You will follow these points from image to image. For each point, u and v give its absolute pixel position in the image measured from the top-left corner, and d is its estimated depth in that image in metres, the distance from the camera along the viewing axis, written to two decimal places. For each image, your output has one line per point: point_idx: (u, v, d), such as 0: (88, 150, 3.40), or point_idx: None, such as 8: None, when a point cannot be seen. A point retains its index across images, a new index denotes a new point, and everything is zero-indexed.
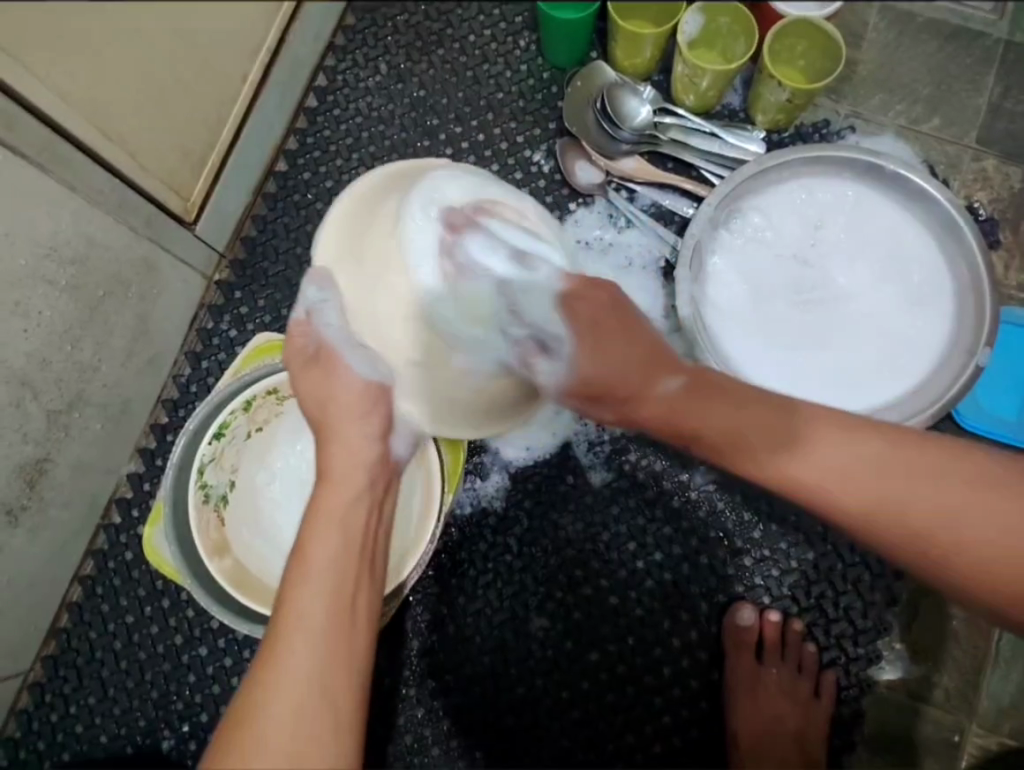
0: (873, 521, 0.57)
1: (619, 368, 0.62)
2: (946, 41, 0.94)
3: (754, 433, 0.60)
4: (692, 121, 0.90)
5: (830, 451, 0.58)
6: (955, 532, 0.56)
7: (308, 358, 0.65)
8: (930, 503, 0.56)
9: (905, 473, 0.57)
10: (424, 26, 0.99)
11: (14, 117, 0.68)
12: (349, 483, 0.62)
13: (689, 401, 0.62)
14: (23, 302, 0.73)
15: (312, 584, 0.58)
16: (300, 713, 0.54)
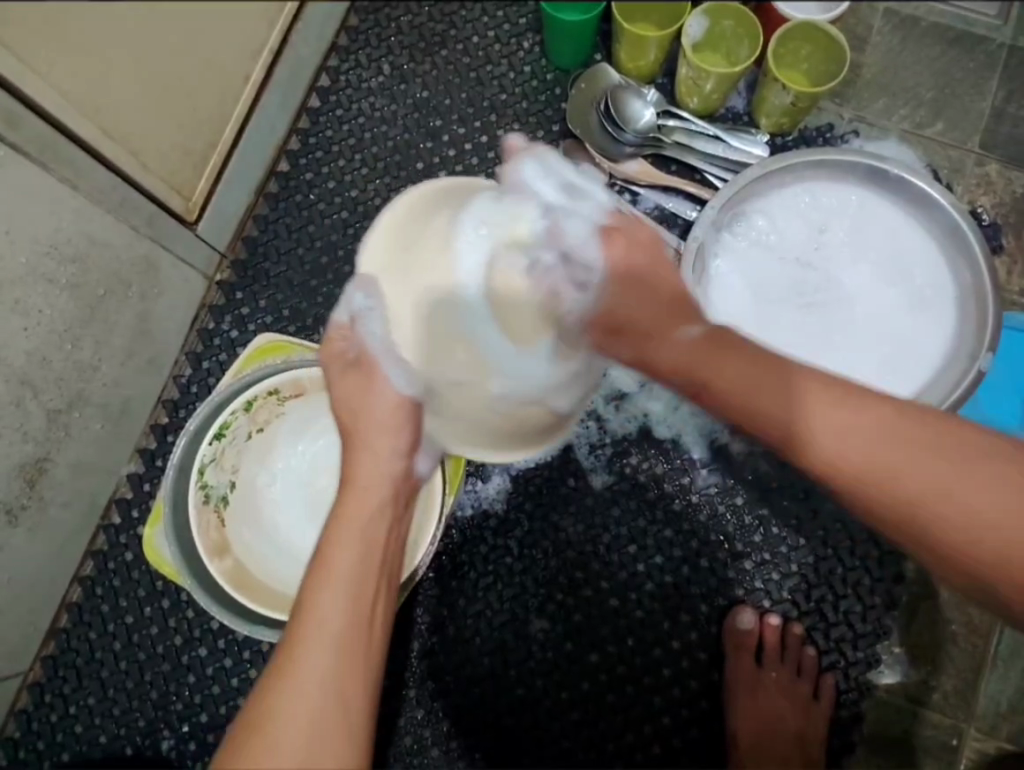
0: (870, 487, 0.54)
1: (638, 313, 0.62)
2: (950, 45, 0.94)
3: (761, 392, 0.58)
4: (695, 124, 0.90)
5: (833, 416, 0.55)
6: (954, 505, 0.52)
7: (347, 362, 0.66)
8: (932, 473, 0.53)
9: (909, 441, 0.54)
10: (427, 26, 0.98)
11: (14, 114, 0.68)
12: (373, 491, 0.63)
13: (707, 356, 0.60)
14: (24, 301, 0.73)
15: (334, 589, 0.58)
16: (315, 715, 0.54)
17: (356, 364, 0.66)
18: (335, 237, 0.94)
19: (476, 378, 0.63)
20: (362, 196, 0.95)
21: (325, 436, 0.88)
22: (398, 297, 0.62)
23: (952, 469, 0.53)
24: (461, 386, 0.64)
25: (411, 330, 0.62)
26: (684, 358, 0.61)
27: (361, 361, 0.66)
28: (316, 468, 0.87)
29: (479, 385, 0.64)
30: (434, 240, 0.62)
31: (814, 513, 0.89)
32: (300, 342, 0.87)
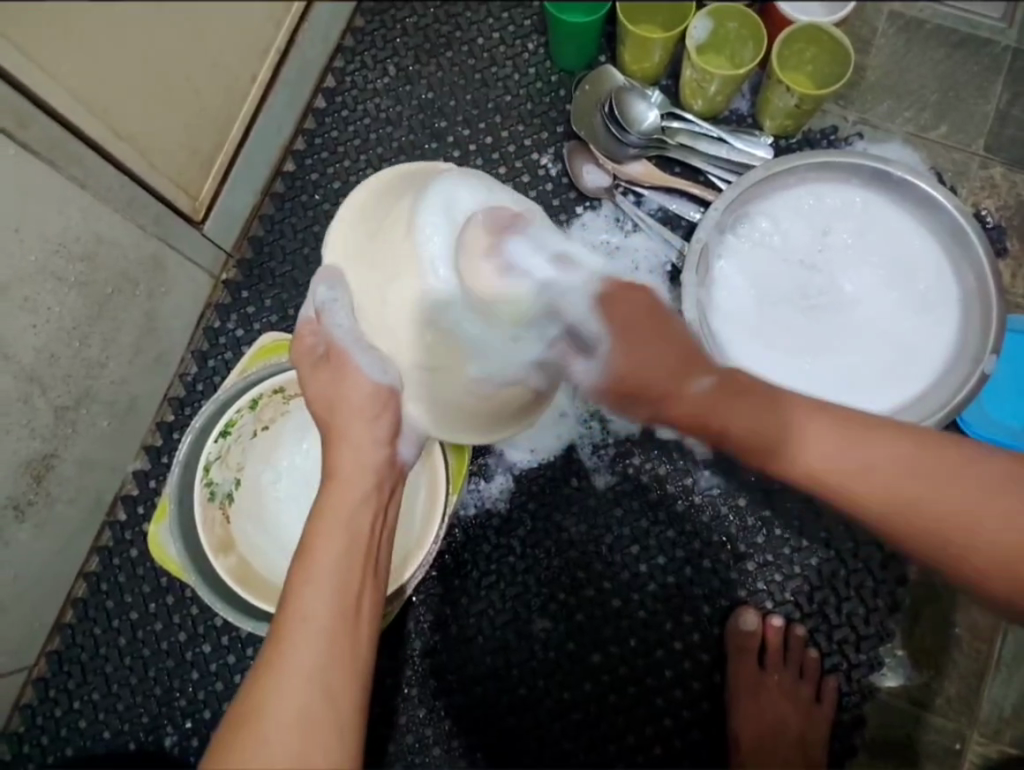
0: (897, 519, 0.61)
1: (659, 363, 0.63)
2: (954, 48, 0.94)
3: (787, 437, 0.62)
4: (699, 126, 0.90)
5: (856, 457, 0.61)
6: (975, 532, 0.59)
7: (317, 359, 0.67)
8: (950, 502, 0.59)
9: (928, 473, 0.60)
10: (433, 28, 0.99)
11: (25, 114, 0.69)
12: (353, 484, 0.64)
13: (724, 406, 0.64)
14: (32, 298, 0.73)
15: (316, 583, 0.59)
16: (301, 713, 0.55)
17: (327, 357, 0.66)
18: None
19: (451, 363, 0.60)
20: None
21: None
22: (359, 285, 0.61)
23: (976, 500, 0.59)
24: (439, 376, 0.62)
25: (384, 317, 0.59)
26: (705, 406, 0.64)
27: (332, 353, 0.66)
28: (320, 465, 0.89)
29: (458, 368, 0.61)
30: (400, 229, 0.58)
31: (817, 515, 0.89)
32: None
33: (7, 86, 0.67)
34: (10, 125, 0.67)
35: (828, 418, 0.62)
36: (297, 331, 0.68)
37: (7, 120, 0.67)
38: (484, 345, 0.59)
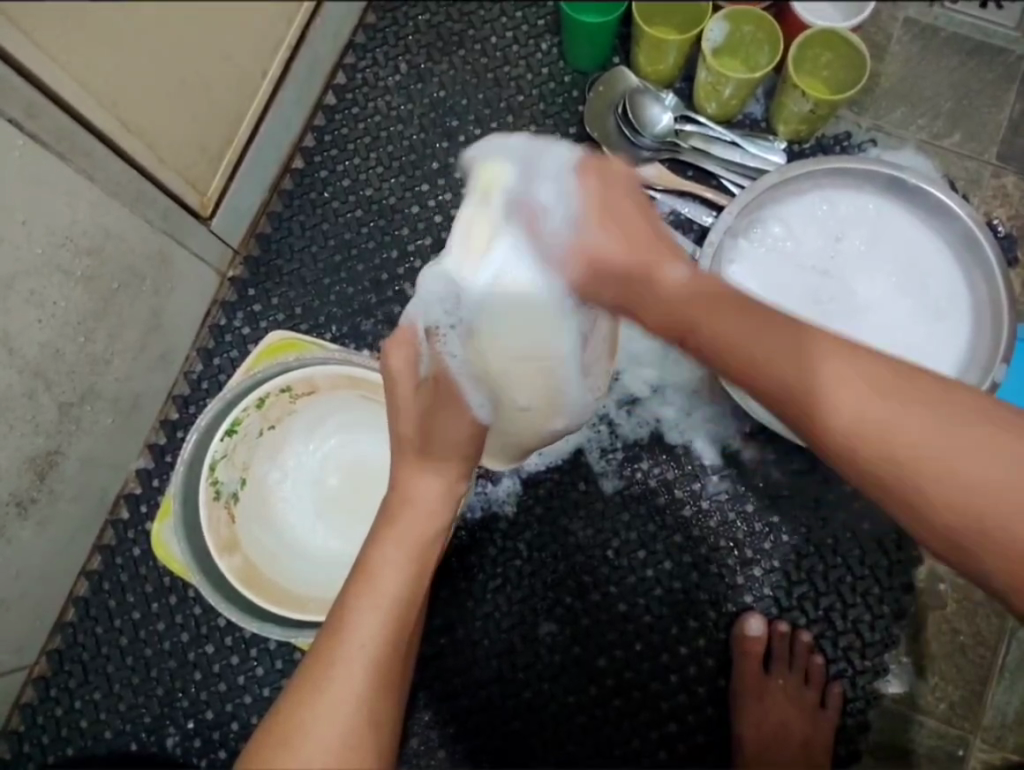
0: (859, 447, 0.52)
1: (638, 255, 0.56)
2: (968, 56, 0.94)
3: (776, 347, 0.54)
4: (713, 130, 0.90)
5: (837, 368, 0.52)
6: (941, 459, 0.50)
7: (415, 380, 0.64)
8: (922, 430, 0.50)
9: (902, 398, 0.51)
10: (445, 26, 0.98)
11: (34, 105, 0.67)
12: (429, 516, 0.64)
13: (694, 294, 0.56)
14: (38, 292, 0.72)
15: (376, 601, 0.60)
16: (344, 736, 0.56)
17: (427, 377, 0.63)
18: (349, 236, 0.94)
19: (542, 413, 0.66)
20: (377, 196, 0.95)
21: (334, 437, 0.88)
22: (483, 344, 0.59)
23: (939, 421, 0.50)
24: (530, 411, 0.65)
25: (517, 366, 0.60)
26: (670, 302, 0.56)
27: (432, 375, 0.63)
28: (327, 465, 0.87)
29: (545, 416, 0.67)
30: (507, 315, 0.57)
31: (823, 522, 0.89)
32: (314, 340, 0.87)
33: (15, 74, 0.66)
34: (20, 114, 0.66)
35: (819, 331, 0.54)
36: (393, 338, 0.64)
37: (16, 109, 0.66)
38: (576, 400, 0.67)
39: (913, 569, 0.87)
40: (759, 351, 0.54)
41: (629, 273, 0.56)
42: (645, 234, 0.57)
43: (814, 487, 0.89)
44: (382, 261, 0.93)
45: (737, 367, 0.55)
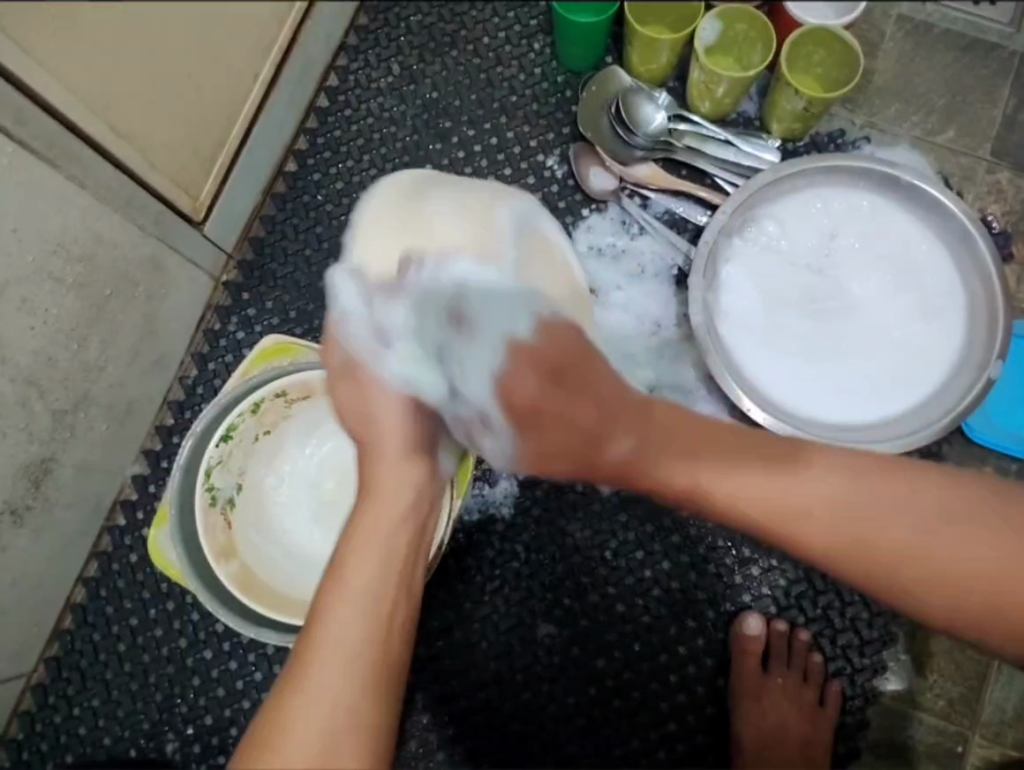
0: (849, 561, 0.61)
1: (588, 427, 0.61)
2: (962, 52, 0.94)
3: (747, 489, 0.62)
4: (706, 128, 0.90)
5: (802, 492, 0.61)
6: (921, 556, 0.59)
7: (341, 370, 0.66)
8: (896, 531, 0.60)
9: (871, 506, 0.61)
10: (437, 27, 0.98)
11: (23, 112, 0.67)
12: (398, 506, 0.62)
13: (650, 459, 0.63)
14: (30, 301, 0.72)
15: (350, 601, 0.59)
16: (323, 739, 0.55)
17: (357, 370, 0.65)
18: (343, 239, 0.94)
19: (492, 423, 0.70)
20: None
21: (331, 440, 0.88)
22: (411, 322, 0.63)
23: (906, 519, 0.60)
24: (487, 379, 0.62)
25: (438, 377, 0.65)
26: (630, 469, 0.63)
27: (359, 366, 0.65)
28: (324, 468, 0.87)
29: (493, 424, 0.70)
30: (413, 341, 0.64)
31: None
32: (308, 344, 0.86)
33: (2, 79, 0.65)
34: (8, 122, 0.66)
35: (775, 452, 0.63)
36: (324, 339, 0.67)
37: (3, 116, 0.65)
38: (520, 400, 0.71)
39: None
40: (728, 495, 0.63)
41: (588, 446, 0.62)
42: (602, 405, 0.62)
43: None
44: None
45: (714, 513, 0.64)
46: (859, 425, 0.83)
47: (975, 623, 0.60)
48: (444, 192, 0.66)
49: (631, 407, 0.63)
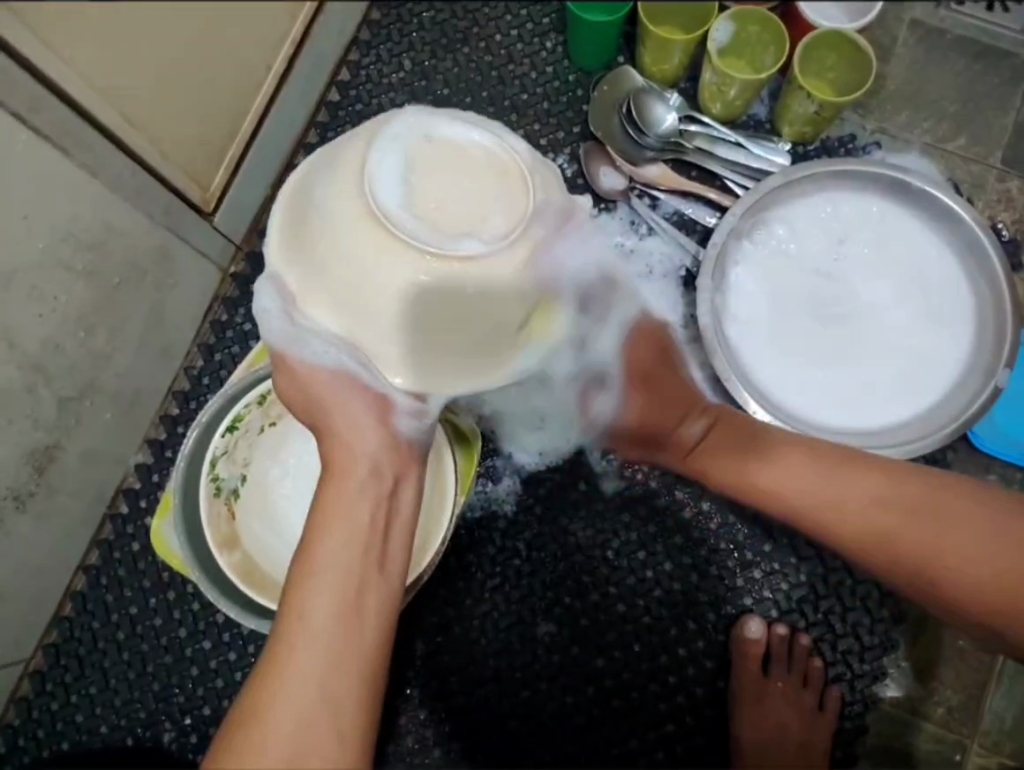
0: (875, 555, 0.67)
1: (665, 424, 0.75)
2: (974, 59, 0.94)
3: (787, 484, 0.69)
4: (718, 130, 0.90)
5: (836, 490, 0.67)
6: (941, 554, 0.64)
7: (282, 360, 0.62)
8: (918, 532, 0.65)
9: (896, 507, 0.65)
10: (450, 24, 0.98)
11: (38, 99, 0.67)
12: (358, 483, 0.61)
13: (713, 449, 0.74)
14: (39, 287, 0.72)
15: (318, 581, 0.58)
16: (300, 719, 0.55)
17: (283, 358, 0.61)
18: None
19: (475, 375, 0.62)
20: None
21: None
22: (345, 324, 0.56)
23: (928, 520, 0.65)
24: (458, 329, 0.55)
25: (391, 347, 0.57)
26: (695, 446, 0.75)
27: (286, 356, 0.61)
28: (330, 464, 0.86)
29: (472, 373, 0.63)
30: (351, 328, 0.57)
31: None
32: None
33: (18, 65, 0.65)
34: (23, 109, 0.66)
35: (813, 454, 0.69)
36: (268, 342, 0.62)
37: (18, 103, 0.65)
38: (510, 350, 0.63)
39: None
40: (773, 489, 0.70)
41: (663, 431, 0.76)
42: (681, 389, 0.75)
43: None
44: None
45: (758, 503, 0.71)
46: (865, 431, 0.83)
47: (992, 619, 0.64)
48: (323, 170, 0.56)
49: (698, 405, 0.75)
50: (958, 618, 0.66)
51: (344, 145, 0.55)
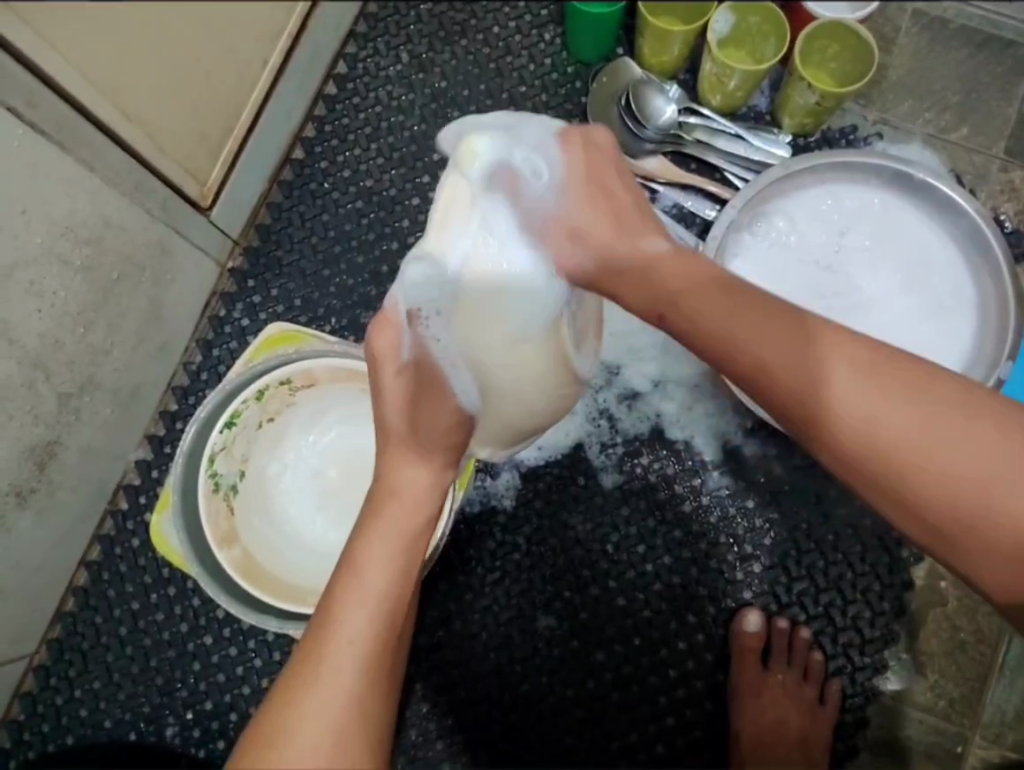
0: (844, 429, 0.51)
1: (627, 233, 0.57)
2: (978, 48, 0.93)
3: (767, 332, 0.53)
4: (718, 122, 0.89)
5: (839, 359, 0.52)
6: (923, 437, 0.50)
7: (400, 366, 0.58)
8: (909, 419, 0.50)
9: (891, 382, 0.51)
10: (448, 15, 0.97)
11: (33, 92, 0.67)
12: (415, 506, 0.60)
13: (676, 276, 0.56)
14: (38, 283, 0.72)
15: (365, 598, 0.57)
16: (335, 736, 0.53)
17: (407, 365, 0.58)
18: (349, 227, 0.94)
19: (523, 422, 0.63)
20: (377, 186, 0.94)
21: (335, 428, 0.88)
22: (479, 304, 0.54)
23: (920, 406, 0.50)
24: (542, 382, 0.59)
25: (510, 365, 0.56)
26: (656, 279, 0.57)
27: (415, 362, 0.57)
28: (326, 457, 0.88)
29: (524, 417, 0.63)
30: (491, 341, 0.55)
31: (824, 519, 0.88)
32: (314, 333, 0.86)
33: (16, 63, 0.65)
34: (20, 104, 0.66)
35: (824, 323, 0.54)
36: (377, 321, 0.57)
37: (16, 97, 0.65)
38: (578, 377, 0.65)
39: (914, 566, 0.87)
40: (749, 336, 0.54)
41: (612, 258, 0.57)
42: (633, 214, 0.58)
43: (815, 485, 0.89)
44: (382, 252, 0.93)
45: (718, 345, 0.55)
46: None
47: (955, 531, 0.50)
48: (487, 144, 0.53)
49: (658, 248, 0.58)
50: (908, 522, 0.52)
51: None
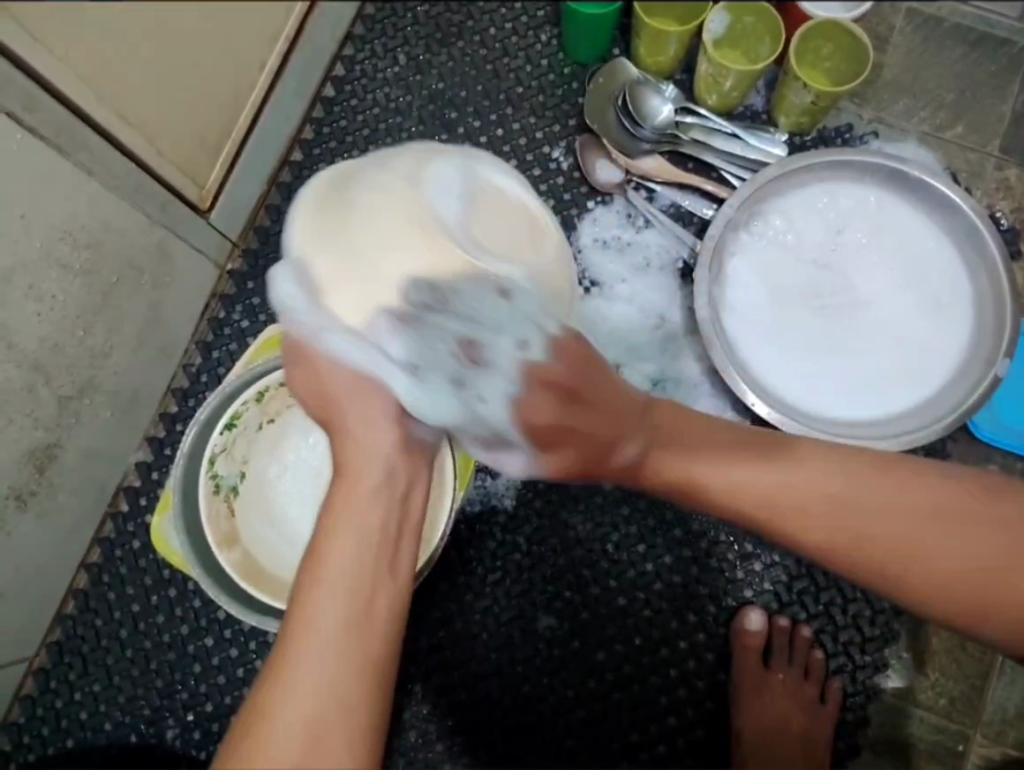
0: (861, 562, 0.61)
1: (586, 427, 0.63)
2: (972, 47, 0.94)
3: (760, 487, 0.62)
4: (714, 121, 0.89)
5: (831, 495, 0.61)
6: (926, 556, 0.59)
7: (296, 354, 0.62)
8: (910, 536, 0.60)
9: (882, 509, 0.61)
10: (445, 17, 0.98)
11: (31, 97, 0.67)
12: (367, 481, 0.60)
13: (651, 460, 0.64)
14: (37, 287, 0.72)
15: (330, 583, 0.57)
16: (307, 722, 0.53)
17: (298, 350, 0.62)
18: None
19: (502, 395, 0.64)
20: None
21: None
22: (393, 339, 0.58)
23: (915, 521, 0.60)
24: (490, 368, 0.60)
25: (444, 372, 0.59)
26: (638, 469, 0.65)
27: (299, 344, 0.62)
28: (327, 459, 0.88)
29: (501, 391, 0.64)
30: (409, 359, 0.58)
31: None
32: None
33: (13, 67, 0.66)
34: (18, 109, 0.66)
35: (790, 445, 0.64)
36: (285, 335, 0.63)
37: (14, 102, 0.65)
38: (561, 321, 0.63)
39: None
40: (751, 502, 0.63)
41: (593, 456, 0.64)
42: (605, 418, 0.63)
43: None
44: None
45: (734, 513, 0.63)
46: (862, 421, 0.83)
47: (976, 621, 0.60)
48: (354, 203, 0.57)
49: (639, 415, 0.65)
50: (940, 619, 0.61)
51: (388, 155, 0.60)
